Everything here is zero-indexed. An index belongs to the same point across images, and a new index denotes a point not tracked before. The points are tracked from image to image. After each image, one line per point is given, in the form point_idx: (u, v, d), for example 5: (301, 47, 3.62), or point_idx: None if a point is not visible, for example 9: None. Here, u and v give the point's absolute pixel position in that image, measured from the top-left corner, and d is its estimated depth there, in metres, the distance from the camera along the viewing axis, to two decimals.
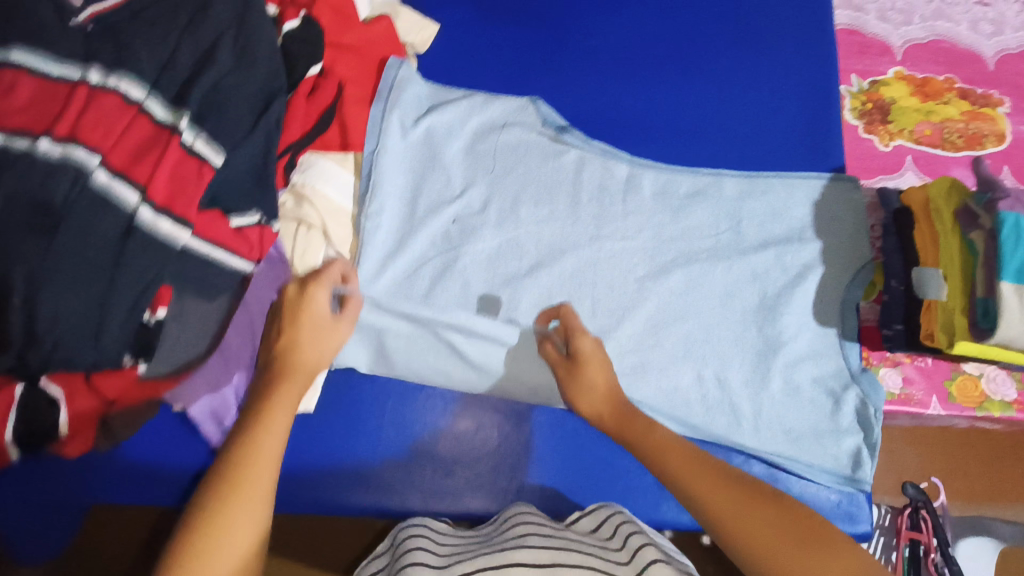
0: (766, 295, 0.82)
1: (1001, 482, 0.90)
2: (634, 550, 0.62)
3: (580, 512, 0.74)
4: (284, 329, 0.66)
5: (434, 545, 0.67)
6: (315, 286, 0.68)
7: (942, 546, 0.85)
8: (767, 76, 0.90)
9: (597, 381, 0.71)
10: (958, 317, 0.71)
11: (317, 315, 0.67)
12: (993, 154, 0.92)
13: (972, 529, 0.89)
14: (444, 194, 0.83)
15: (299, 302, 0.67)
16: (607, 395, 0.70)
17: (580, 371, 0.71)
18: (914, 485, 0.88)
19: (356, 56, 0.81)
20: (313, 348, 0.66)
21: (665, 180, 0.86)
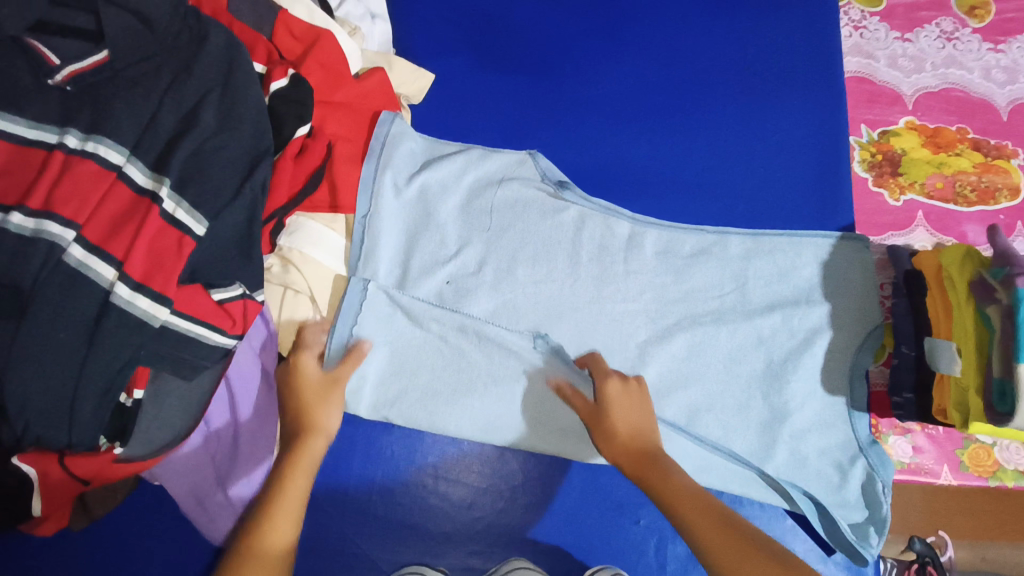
0: (772, 361, 0.79)
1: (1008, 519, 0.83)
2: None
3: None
4: (290, 401, 0.70)
5: None
6: (303, 354, 0.72)
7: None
8: (774, 127, 0.87)
9: (629, 419, 0.69)
10: (971, 397, 0.68)
11: (319, 378, 0.71)
12: (1007, 209, 0.89)
13: None
14: (439, 255, 0.80)
15: (299, 367, 0.71)
16: (636, 435, 0.68)
17: (607, 419, 0.69)
18: (921, 539, 0.83)
19: (349, 113, 0.78)
20: (322, 411, 0.69)
21: (668, 238, 0.83)
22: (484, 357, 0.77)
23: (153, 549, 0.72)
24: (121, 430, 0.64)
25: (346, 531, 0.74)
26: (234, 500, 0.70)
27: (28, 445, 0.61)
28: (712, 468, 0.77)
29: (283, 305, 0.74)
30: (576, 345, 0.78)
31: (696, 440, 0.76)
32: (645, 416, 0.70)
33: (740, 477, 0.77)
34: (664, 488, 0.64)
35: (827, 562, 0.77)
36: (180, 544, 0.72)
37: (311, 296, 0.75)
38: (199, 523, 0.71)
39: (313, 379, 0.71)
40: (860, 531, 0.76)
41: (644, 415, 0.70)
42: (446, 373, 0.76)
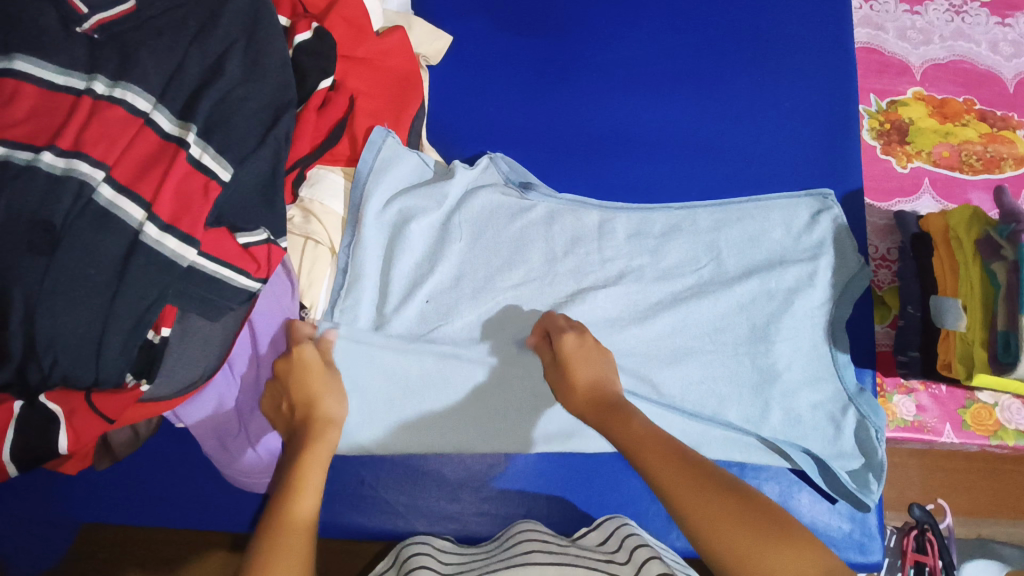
0: (756, 326, 0.79)
1: (1004, 497, 0.94)
2: (641, 564, 0.62)
3: (586, 528, 0.72)
4: (291, 398, 0.67)
5: (437, 552, 0.70)
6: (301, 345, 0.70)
7: (949, 568, 0.88)
8: (787, 94, 0.88)
9: (589, 372, 0.67)
10: (977, 350, 0.70)
11: (320, 367, 0.69)
12: (1011, 177, 0.91)
13: (977, 551, 0.94)
14: (416, 277, 0.78)
15: (301, 360, 0.69)
16: (596, 387, 0.66)
17: (566, 370, 0.68)
18: (921, 506, 0.91)
19: (370, 68, 0.78)
20: (330, 401, 0.68)
21: (638, 220, 0.82)
22: (498, 310, 0.77)
23: (174, 490, 0.74)
24: (148, 367, 0.65)
25: (363, 476, 0.76)
26: (256, 439, 0.71)
27: (54, 383, 0.62)
28: (710, 440, 0.77)
29: (305, 255, 0.74)
30: (588, 302, 0.78)
31: (706, 396, 0.77)
32: (604, 366, 0.68)
33: (743, 443, 0.77)
34: (625, 430, 0.61)
35: (831, 512, 0.77)
36: (201, 485, 0.74)
37: (331, 247, 0.76)
38: (221, 463, 0.72)
39: (318, 368, 0.69)
40: (860, 479, 0.76)
41: (605, 367, 0.69)
42: (432, 406, 0.75)
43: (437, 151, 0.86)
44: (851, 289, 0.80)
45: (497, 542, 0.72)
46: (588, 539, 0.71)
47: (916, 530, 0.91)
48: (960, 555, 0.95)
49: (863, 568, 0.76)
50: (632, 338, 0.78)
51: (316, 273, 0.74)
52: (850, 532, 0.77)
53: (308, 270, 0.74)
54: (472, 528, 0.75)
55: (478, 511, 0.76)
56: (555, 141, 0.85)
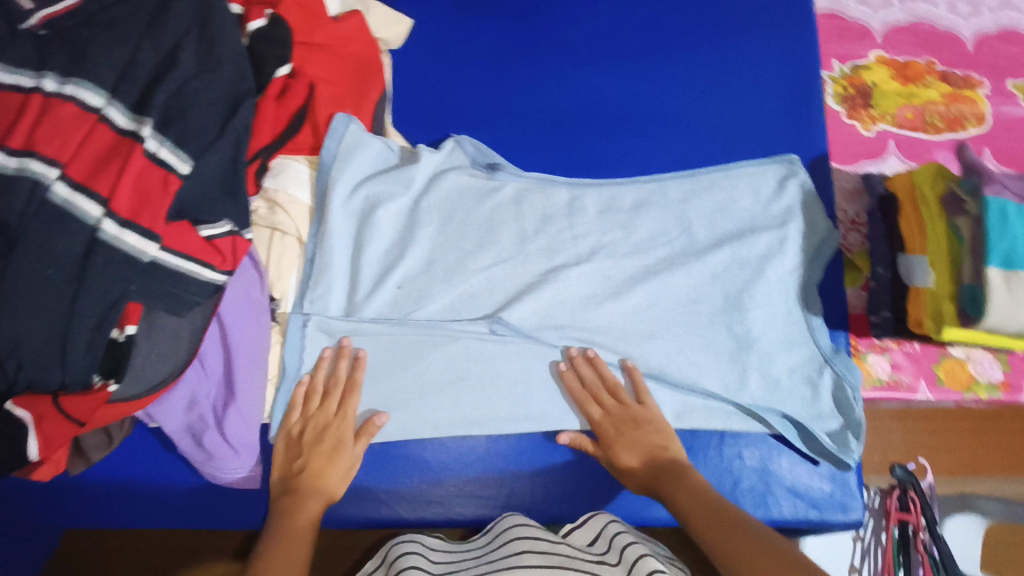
0: (729, 294, 0.79)
1: (990, 455, 0.97)
2: (633, 563, 0.64)
3: (573, 524, 0.72)
4: (308, 457, 0.68)
5: (428, 552, 0.70)
6: (348, 402, 0.70)
7: (931, 526, 0.88)
8: (751, 62, 0.88)
9: (637, 454, 0.70)
10: (946, 305, 0.71)
11: (348, 448, 0.69)
12: (974, 135, 0.92)
13: (958, 507, 0.97)
14: (387, 263, 0.77)
15: (337, 427, 0.69)
16: (649, 464, 0.70)
17: (614, 457, 0.71)
18: (902, 466, 0.92)
19: (330, 55, 0.77)
20: (333, 476, 0.68)
21: (608, 195, 0.82)
22: (473, 294, 0.77)
23: (147, 492, 0.72)
24: (115, 366, 0.63)
25: None
26: (230, 438, 0.68)
27: (21, 390, 0.61)
28: (690, 411, 0.76)
29: (272, 246, 0.73)
30: (563, 282, 0.78)
31: (686, 368, 0.77)
32: (649, 437, 0.71)
33: (723, 411, 0.77)
34: (666, 475, 0.68)
35: (813, 473, 0.77)
36: (175, 487, 0.72)
37: (299, 237, 0.75)
38: (198, 464, 0.69)
39: (342, 431, 0.69)
40: (840, 440, 0.76)
41: (649, 438, 0.71)
42: (406, 393, 0.74)
43: (402, 136, 0.84)
44: (818, 254, 0.81)
45: (489, 535, 0.72)
46: (574, 539, 0.71)
47: (899, 490, 0.92)
48: (942, 512, 0.98)
49: (851, 527, 0.76)
50: (607, 314, 0.78)
51: (284, 266, 0.74)
52: (831, 492, 0.77)
53: (277, 262, 0.73)
54: (455, 510, 0.75)
55: (464, 496, 0.75)
56: (522, 118, 0.84)
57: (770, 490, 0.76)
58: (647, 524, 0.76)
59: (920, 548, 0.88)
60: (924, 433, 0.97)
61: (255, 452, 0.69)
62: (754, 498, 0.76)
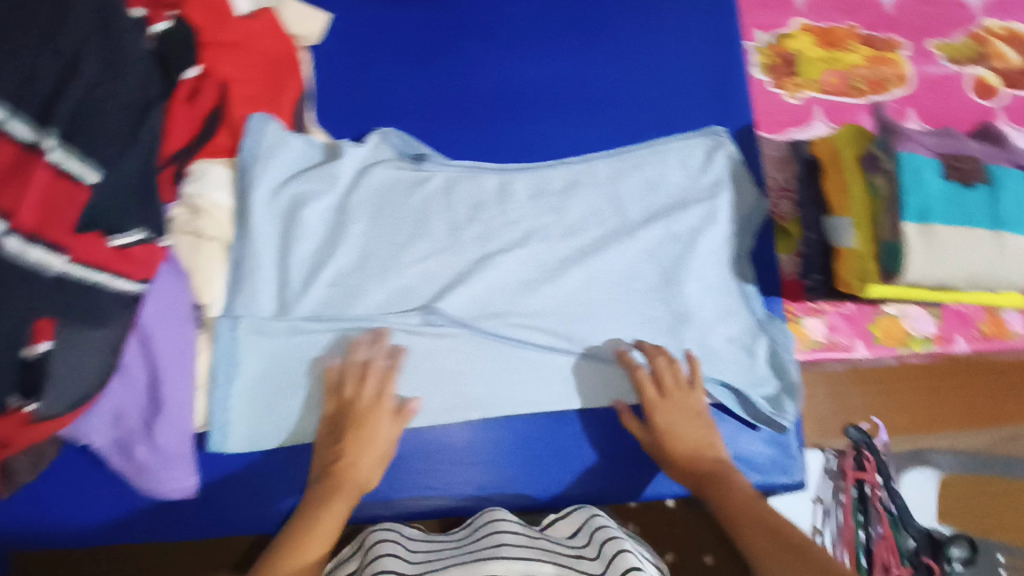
0: (664, 269, 0.80)
1: (941, 412, 0.99)
2: (610, 559, 0.68)
3: (555, 516, 0.76)
4: (347, 445, 0.68)
5: (403, 541, 0.71)
6: (387, 392, 0.70)
7: (886, 481, 0.93)
8: (675, 38, 0.89)
9: (687, 443, 0.72)
10: (869, 262, 0.70)
11: (386, 435, 0.69)
12: (898, 97, 0.93)
13: (914, 462, 0.99)
14: (317, 261, 0.75)
15: (372, 414, 0.69)
16: (697, 458, 0.72)
17: (661, 441, 0.73)
18: (856, 427, 0.95)
19: (244, 54, 0.76)
20: (366, 466, 0.68)
21: (538, 178, 0.82)
22: (407, 287, 0.76)
23: (84, 512, 0.71)
24: (34, 385, 0.60)
25: (284, 475, 0.73)
26: (164, 448, 0.67)
27: None
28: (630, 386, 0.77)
29: (192, 252, 0.71)
30: (498, 268, 0.77)
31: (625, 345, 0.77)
32: (699, 432, 0.73)
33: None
34: (709, 474, 0.71)
35: (752, 438, 0.79)
36: (114, 503, 0.71)
37: (223, 242, 0.73)
38: (131, 477, 0.68)
39: (381, 422, 0.69)
40: (776, 402, 0.78)
41: (696, 431, 0.73)
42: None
43: (327, 131, 0.82)
44: (745, 225, 0.83)
45: (468, 528, 0.74)
46: (556, 529, 0.74)
47: (853, 451, 0.95)
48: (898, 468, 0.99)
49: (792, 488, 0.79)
50: (545, 298, 0.77)
51: (207, 271, 0.71)
52: (771, 455, 0.78)
53: (199, 268, 0.71)
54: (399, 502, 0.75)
55: (425, 491, 0.75)
56: (449, 108, 0.84)
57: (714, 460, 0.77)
58: (592, 501, 0.78)
59: (878, 505, 0.92)
60: (885, 396, 0.98)
61: (189, 461, 0.69)
62: None
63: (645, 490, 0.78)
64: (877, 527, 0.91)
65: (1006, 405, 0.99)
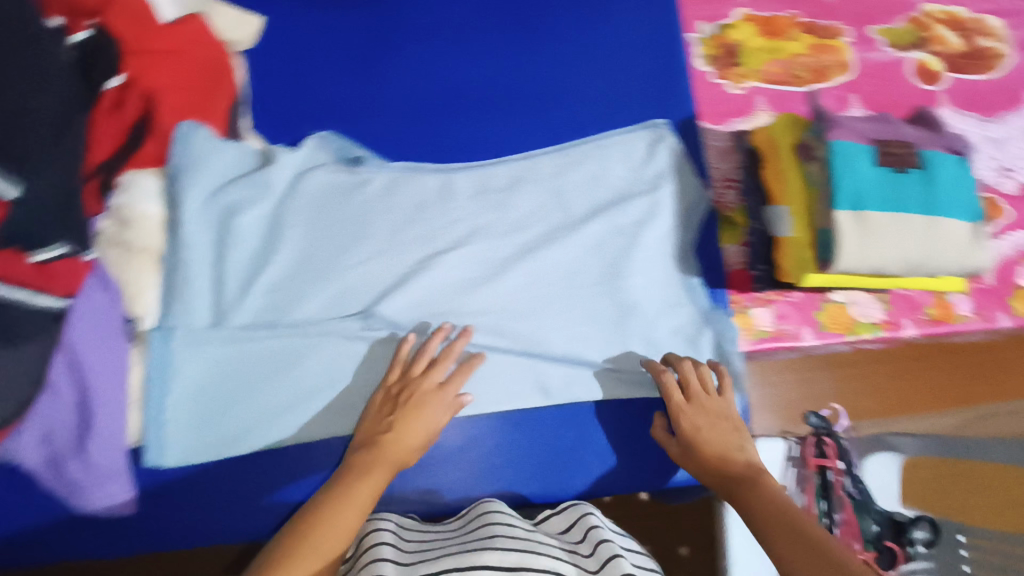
0: (607, 264, 0.79)
1: (908, 393, 0.88)
2: (603, 560, 0.64)
3: (549, 512, 0.74)
4: (397, 420, 0.68)
5: (399, 540, 0.67)
6: (453, 381, 0.71)
7: (850, 469, 0.87)
8: (615, 33, 0.88)
9: (717, 443, 0.70)
10: (806, 250, 0.70)
11: (434, 418, 0.69)
12: (839, 84, 0.94)
13: (878, 447, 0.88)
14: (252, 269, 0.74)
15: (429, 395, 0.70)
16: (727, 461, 0.70)
17: (690, 437, 0.71)
18: (816, 413, 0.87)
19: (176, 61, 0.74)
20: (410, 442, 0.68)
21: (479, 177, 0.81)
22: (347, 291, 0.74)
23: (18, 532, 0.69)
24: None
25: (223, 488, 0.71)
26: (97, 465, 0.66)
27: None
28: (576, 383, 0.76)
29: (123, 265, 0.70)
30: (440, 271, 0.76)
31: (570, 342, 0.77)
32: (730, 435, 0.71)
33: (612, 380, 0.77)
34: (741, 480, 0.68)
35: None
36: (49, 522, 0.69)
37: (155, 253, 0.72)
38: (65, 496, 0.67)
39: (435, 406, 0.70)
40: None
41: (729, 434, 0.71)
42: (283, 402, 0.71)
43: (261, 135, 0.80)
44: (688, 217, 0.83)
45: (462, 519, 0.72)
46: (551, 524, 0.73)
47: (815, 438, 0.86)
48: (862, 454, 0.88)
49: None
50: (487, 297, 0.77)
51: (139, 284, 0.70)
52: None
53: (132, 280, 0.70)
54: None
55: (398, 489, 0.75)
56: (387, 108, 0.82)
57: (661, 453, 0.78)
58: (543, 500, 0.77)
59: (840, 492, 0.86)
60: (856, 378, 0.88)
61: (126, 477, 0.68)
62: (644, 462, 0.77)
63: (594, 487, 0.77)
64: (837, 515, 0.85)
65: (980, 390, 0.89)
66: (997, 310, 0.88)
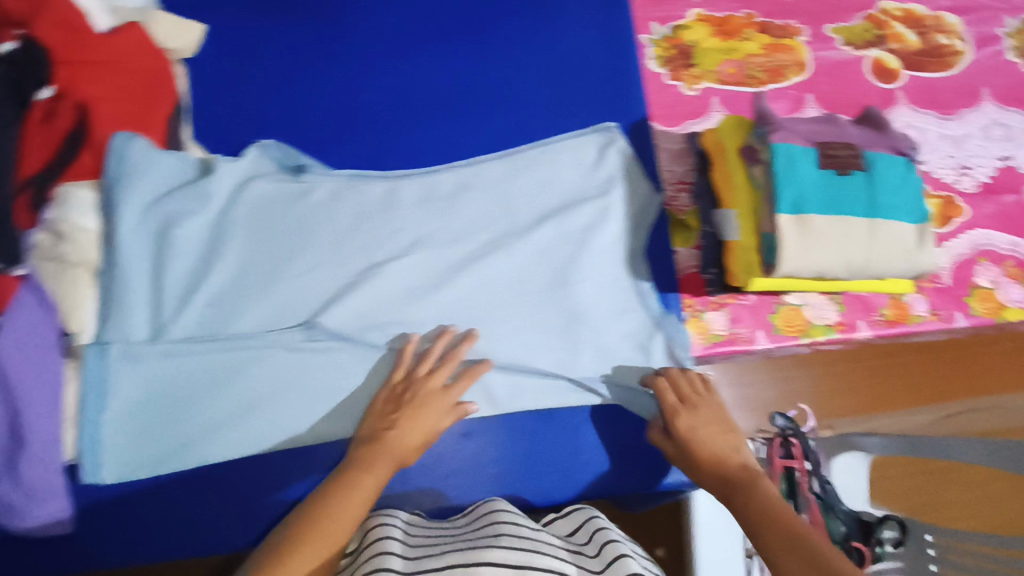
0: (555, 270, 0.78)
1: (880, 393, 0.97)
2: (609, 561, 0.63)
3: (553, 515, 0.74)
4: (401, 419, 0.69)
5: (405, 536, 0.66)
6: (457, 384, 0.72)
7: (814, 469, 0.91)
8: (565, 35, 0.87)
9: (710, 444, 0.70)
10: (753, 255, 0.69)
11: (436, 421, 0.70)
12: (795, 84, 0.93)
13: (841, 448, 0.96)
14: (192, 281, 0.73)
15: (431, 397, 0.70)
16: (720, 462, 0.69)
17: (682, 436, 0.70)
18: (783, 414, 0.93)
19: (111, 73, 0.71)
20: (410, 442, 0.68)
21: (424, 185, 0.80)
22: (292, 302, 0.74)
23: None
24: None
25: (164, 501, 0.71)
26: (31, 487, 0.64)
27: None
28: (524, 392, 0.76)
29: (60, 280, 0.67)
30: (385, 281, 0.76)
31: (518, 351, 0.76)
32: (724, 437, 0.71)
33: (558, 388, 0.76)
34: (736, 481, 0.67)
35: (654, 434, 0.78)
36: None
37: (91, 266, 0.70)
38: None
39: (437, 408, 0.70)
40: None
41: (724, 436, 0.71)
42: (224, 412, 0.71)
43: (200, 143, 0.80)
44: (639, 220, 0.82)
45: (468, 515, 0.72)
46: (556, 526, 0.73)
47: (782, 439, 0.92)
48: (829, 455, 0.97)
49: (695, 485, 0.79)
50: (433, 306, 0.76)
51: (74, 298, 0.68)
52: None
53: (67, 295, 0.68)
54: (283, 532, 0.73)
55: None
56: (333, 117, 0.82)
57: (611, 460, 0.77)
58: None
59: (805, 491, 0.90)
60: (829, 377, 0.97)
61: (63, 497, 0.66)
62: (592, 470, 0.77)
63: (543, 496, 0.76)
64: (805, 514, 0.88)
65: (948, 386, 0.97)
66: (955, 311, 0.87)
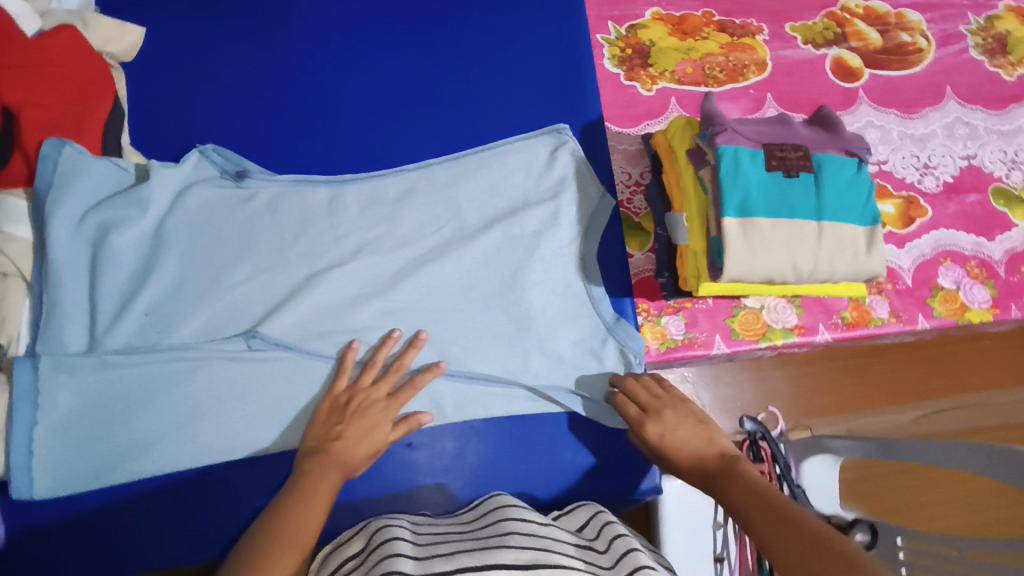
0: (504, 276, 0.77)
1: (863, 391, 0.99)
2: (620, 556, 0.60)
3: (558, 512, 0.71)
4: (346, 429, 0.66)
5: (411, 535, 0.63)
6: (405, 391, 0.70)
7: (784, 475, 0.83)
8: (516, 35, 0.86)
9: (683, 442, 0.67)
10: (702, 259, 0.69)
11: (382, 430, 0.68)
12: (755, 83, 0.91)
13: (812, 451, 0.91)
14: (127, 291, 0.71)
15: (376, 406, 0.68)
16: (697, 457, 0.65)
17: (654, 438, 0.68)
18: (753, 418, 0.88)
19: (35, 74, 0.69)
20: (357, 454, 0.66)
21: (370, 189, 0.78)
22: (233, 310, 0.72)
23: None
24: None
25: (96, 518, 0.69)
26: None
27: None
28: (472, 399, 0.74)
29: None
30: (328, 288, 0.74)
31: (465, 358, 0.74)
32: (697, 431, 0.67)
33: (507, 395, 0.75)
34: (716, 472, 0.63)
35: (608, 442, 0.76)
36: None
37: (24, 276, 0.69)
38: None
39: (384, 417, 0.68)
40: None
41: (698, 430, 0.67)
42: (162, 427, 0.69)
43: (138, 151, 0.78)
44: (591, 224, 0.80)
45: (473, 511, 0.69)
46: (564, 523, 0.69)
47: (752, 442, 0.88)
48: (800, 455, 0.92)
49: (654, 491, 0.75)
50: (377, 314, 0.74)
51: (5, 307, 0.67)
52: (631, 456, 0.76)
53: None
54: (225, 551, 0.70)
55: None
56: (278, 120, 0.80)
57: (562, 470, 0.75)
58: None
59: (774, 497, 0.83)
60: (811, 377, 1.00)
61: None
62: (542, 480, 0.75)
63: None
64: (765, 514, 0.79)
65: (933, 385, 0.99)
66: (918, 313, 0.86)
